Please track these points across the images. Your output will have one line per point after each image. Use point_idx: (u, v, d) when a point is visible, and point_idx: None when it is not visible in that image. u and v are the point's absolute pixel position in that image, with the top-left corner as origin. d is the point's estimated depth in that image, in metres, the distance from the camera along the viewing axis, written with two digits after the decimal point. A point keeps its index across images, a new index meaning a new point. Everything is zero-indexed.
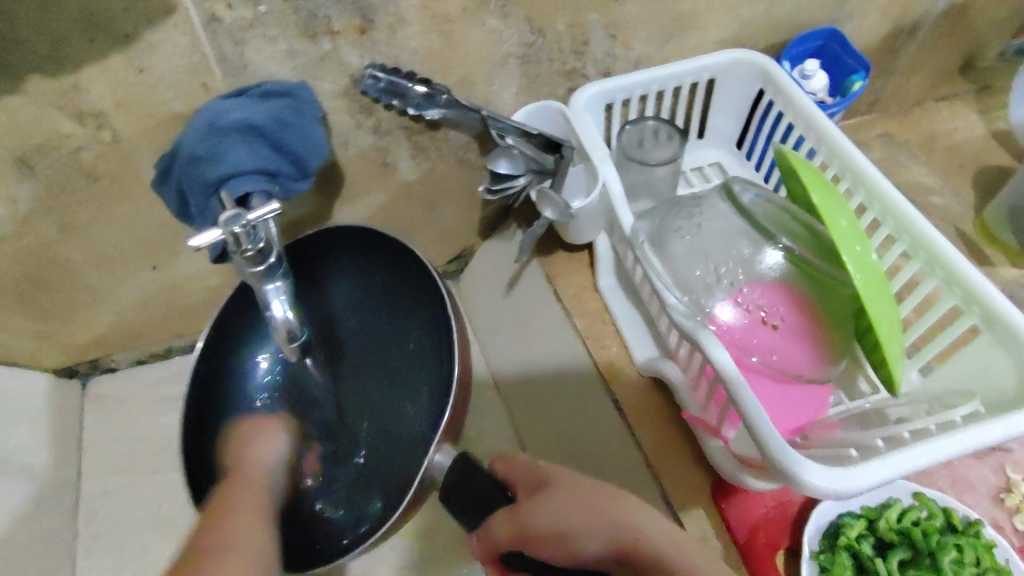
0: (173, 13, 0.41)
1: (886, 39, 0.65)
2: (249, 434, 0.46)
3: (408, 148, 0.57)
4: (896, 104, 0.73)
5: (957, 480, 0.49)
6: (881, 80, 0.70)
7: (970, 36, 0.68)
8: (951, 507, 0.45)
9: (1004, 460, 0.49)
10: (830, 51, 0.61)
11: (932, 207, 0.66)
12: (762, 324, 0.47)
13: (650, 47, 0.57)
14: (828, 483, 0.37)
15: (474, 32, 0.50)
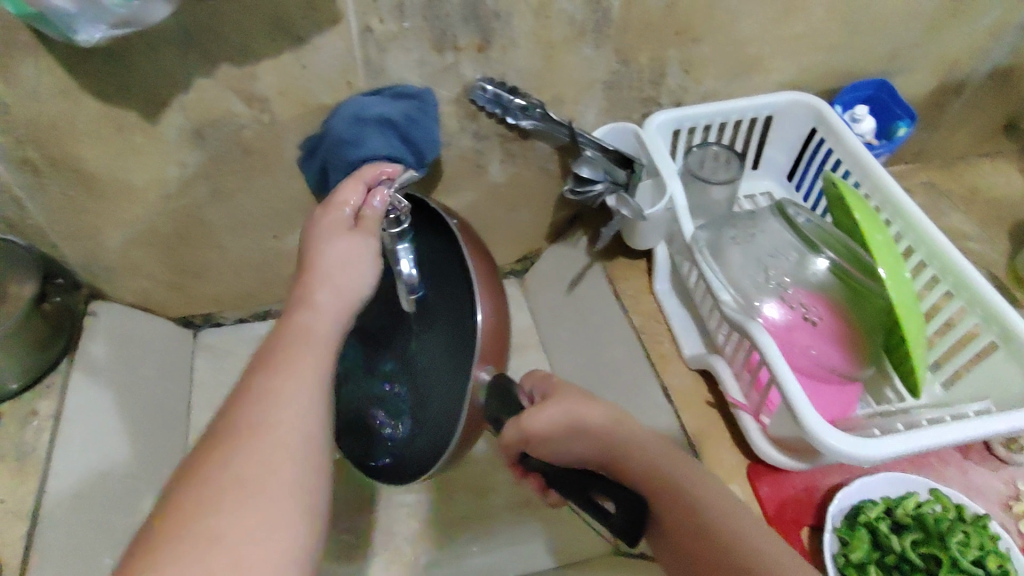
0: (339, 23, 0.51)
1: (933, 95, 0.72)
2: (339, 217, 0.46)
3: (500, 153, 0.66)
4: (941, 157, 0.80)
5: (971, 486, 0.54)
6: (927, 133, 0.77)
7: (1012, 99, 0.75)
8: (962, 504, 0.50)
9: (1015, 475, 0.54)
10: (879, 100, 0.69)
11: (968, 250, 0.72)
12: (803, 322, 0.54)
13: (717, 83, 0.65)
14: (846, 447, 0.44)
15: (570, 58, 0.59)
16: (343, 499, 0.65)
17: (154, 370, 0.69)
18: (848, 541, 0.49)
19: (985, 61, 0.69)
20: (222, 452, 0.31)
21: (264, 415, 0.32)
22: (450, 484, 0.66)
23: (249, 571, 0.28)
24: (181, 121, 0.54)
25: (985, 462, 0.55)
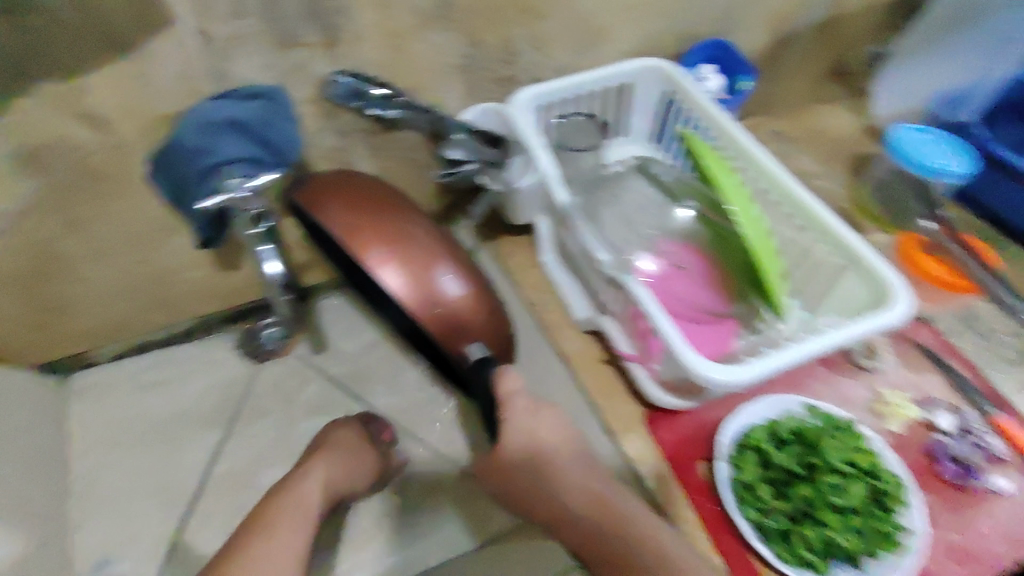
0: (169, 29, 0.49)
1: (768, 50, 0.78)
2: (333, 441, 0.64)
3: (367, 148, 0.65)
4: (786, 106, 0.87)
5: (841, 397, 0.59)
6: (770, 85, 0.83)
7: (842, 46, 0.82)
8: (834, 414, 0.55)
9: (877, 381, 0.60)
10: (718, 59, 0.74)
11: (815, 186, 0.79)
12: (675, 271, 0.57)
13: (569, 56, 0.68)
14: (718, 376, 0.46)
15: (421, 45, 0.59)
16: None
17: (24, 421, 0.61)
18: (738, 465, 0.52)
19: (807, 15, 0.76)
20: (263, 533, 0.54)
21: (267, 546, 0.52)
22: None
23: None
24: (8, 148, 0.49)
25: (849, 374, 0.60)
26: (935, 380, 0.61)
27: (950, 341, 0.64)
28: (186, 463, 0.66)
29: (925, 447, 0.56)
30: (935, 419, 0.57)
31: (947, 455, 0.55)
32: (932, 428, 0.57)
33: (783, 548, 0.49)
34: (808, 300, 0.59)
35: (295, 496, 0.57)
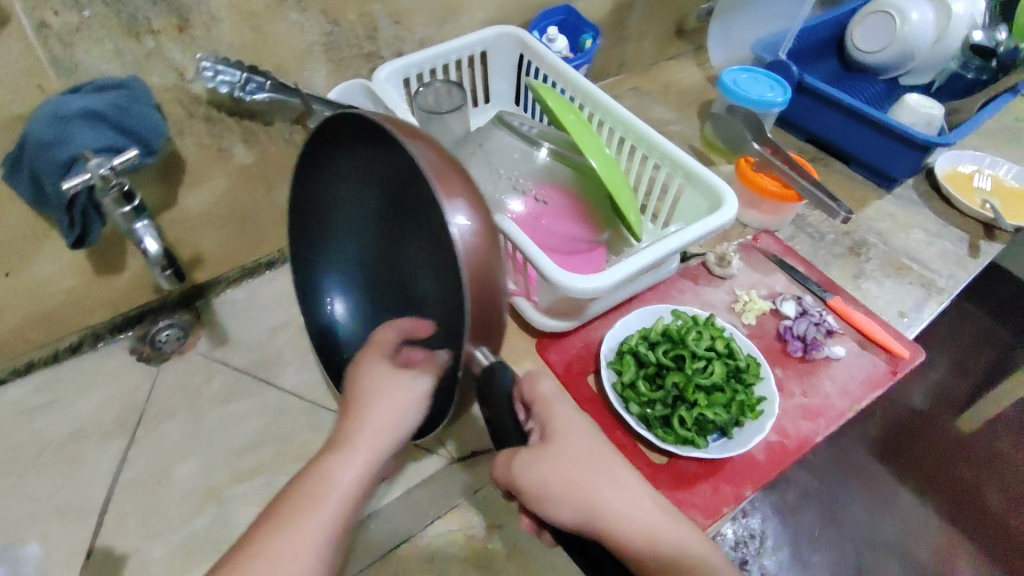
0: (7, 23, 0.48)
1: (615, 14, 0.86)
2: (381, 382, 0.44)
3: (241, 134, 0.67)
4: (640, 64, 0.96)
5: (705, 302, 0.67)
6: (623, 46, 0.91)
7: (678, 6, 0.91)
8: (696, 314, 0.62)
9: (733, 285, 0.69)
10: (570, 23, 0.81)
11: (671, 132, 0.89)
12: (542, 207, 0.63)
13: (429, 29, 0.72)
14: (578, 284, 0.52)
15: (280, 25, 0.61)
16: (175, 511, 0.62)
17: None
18: (619, 369, 0.58)
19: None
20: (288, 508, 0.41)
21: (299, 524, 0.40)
22: (281, 460, 0.66)
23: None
24: None
25: (708, 281, 0.69)
26: (779, 278, 0.70)
27: (789, 245, 0.76)
28: (89, 474, 0.64)
29: (775, 332, 0.65)
30: (781, 308, 0.66)
31: (793, 335, 0.64)
32: (780, 316, 0.66)
33: (664, 432, 0.55)
34: (665, 222, 0.68)
35: (330, 484, 0.41)
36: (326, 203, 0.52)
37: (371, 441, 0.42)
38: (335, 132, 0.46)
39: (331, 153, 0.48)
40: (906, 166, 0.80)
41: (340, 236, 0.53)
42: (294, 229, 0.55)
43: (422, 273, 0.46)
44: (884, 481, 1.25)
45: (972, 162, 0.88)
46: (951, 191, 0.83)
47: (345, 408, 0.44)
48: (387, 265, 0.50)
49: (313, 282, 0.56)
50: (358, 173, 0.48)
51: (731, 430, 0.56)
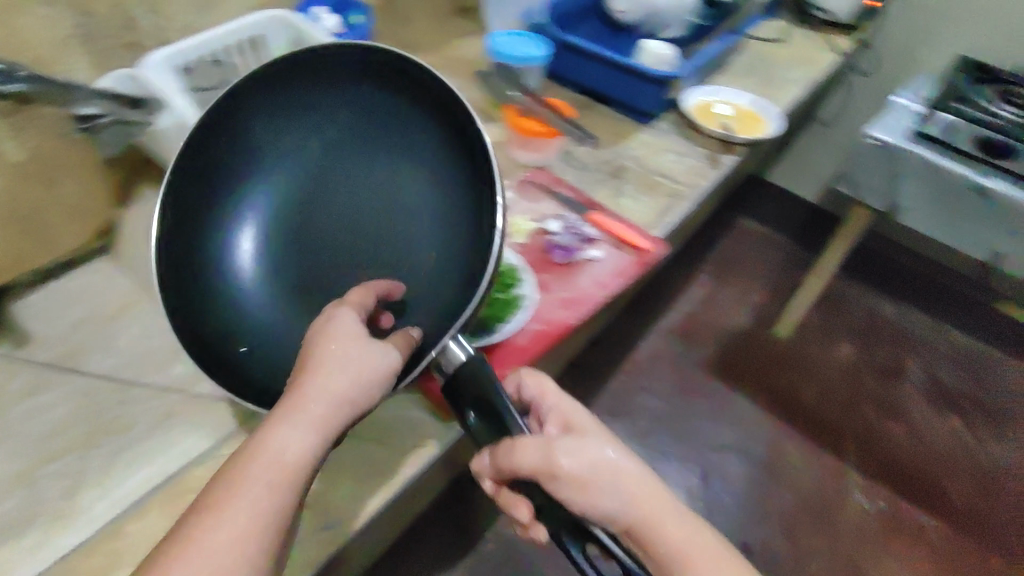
0: None
1: None
2: (351, 348, 0.45)
3: (5, 129, 0.66)
4: (424, 43, 1.07)
5: None
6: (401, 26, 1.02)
7: None
8: None
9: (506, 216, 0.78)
10: (338, 2, 0.89)
11: (454, 96, 0.99)
12: None
13: (190, 16, 0.78)
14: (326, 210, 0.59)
15: (28, 20, 0.63)
16: None
17: None
18: None
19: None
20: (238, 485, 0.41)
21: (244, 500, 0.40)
22: (92, 435, 0.66)
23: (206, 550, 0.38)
24: None
25: None
26: (547, 205, 0.80)
27: (559, 177, 0.85)
28: None
29: (541, 246, 0.75)
30: (545, 227, 0.76)
31: (555, 246, 0.74)
32: (545, 232, 0.76)
33: None
34: None
35: (263, 452, 0.42)
36: (263, 155, 0.60)
37: (327, 412, 0.43)
38: (341, 67, 0.59)
39: (288, 115, 0.60)
40: (652, 101, 0.96)
41: (260, 187, 0.60)
42: (176, 176, 0.57)
43: (354, 232, 0.58)
44: (719, 391, 1.46)
45: (713, 95, 1.05)
46: (694, 118, 0.98)
47: (302, 372, 0.45)
48: (319, 213, 0.59)
49: (212, 226, 0.58)
50: (331, 109, 0.60)
51: (495, 327, 0.65)
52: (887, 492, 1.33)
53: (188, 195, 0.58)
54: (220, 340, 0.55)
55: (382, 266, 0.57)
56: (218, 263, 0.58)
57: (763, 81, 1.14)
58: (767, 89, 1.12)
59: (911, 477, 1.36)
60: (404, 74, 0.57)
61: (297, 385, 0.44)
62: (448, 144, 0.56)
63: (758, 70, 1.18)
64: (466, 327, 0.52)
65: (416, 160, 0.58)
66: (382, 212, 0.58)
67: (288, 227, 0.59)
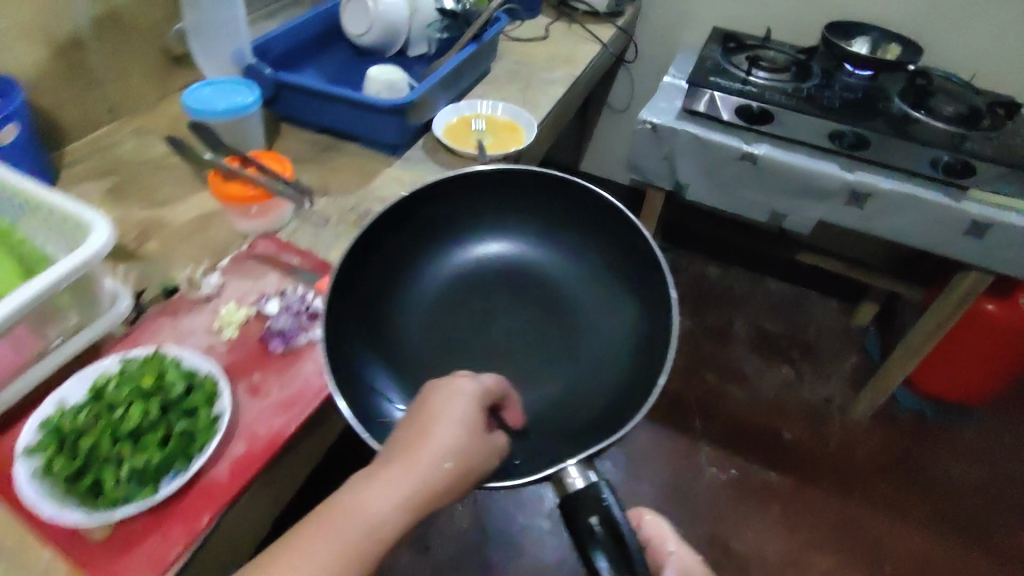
0: None
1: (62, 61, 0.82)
2: (442, 397, 0.47)
3: None
4: (139, 106, 0.96)
5: (180, 332, 0.62)
6: (98, 88, 0.88)
7: (145, 41, 0.92)
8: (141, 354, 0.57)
9: (215, 305, 0.65)
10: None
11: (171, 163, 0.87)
12: None
13: None
14: None
15: None
16: None
17: None
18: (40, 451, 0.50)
19: (74, 16, 0.81)
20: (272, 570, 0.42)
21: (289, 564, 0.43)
22: None
23: None
24: None
25: (191, 309, 0.65)
26: (271, 278, 0.69)
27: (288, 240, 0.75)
28: None
29: (258, 336, 0.63)
30: (264, 309, 0.65)
31: (273, 333, 0.63)
32: (263, 316, 0.65)
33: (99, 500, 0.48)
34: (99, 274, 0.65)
35: (359, 514, 0.44)
36: (474, 229, 0.68)
37: (446, 470, 0.45)
38: (582, 207, 0.66)
39: (447, 241, 0.67)
40: (391, 133, 0.89)
41: (414, 283, 0.64)
42: (358, 242, 0.59)
43: (525, 324, 0.63)
44: None
45: (469, 111, 1.01)
46: (447, 141, 0.93)
47: (407, 447, 0.46)
48: (503, 334, 0.62)
49: (445, 247, 0.67)
50: (537, 225, 0.68)
51: (188, 462, 0.51)
52: (732, 455, 1.41)
53: (488, 245, 0.68)
54: (366, 409, 0.51)
55: (514, 367, 0.59)
56: (373, 328, 0.59)
57: (523, 87, 1.12)
58: (528, 94, 1.10)
59: (752, 434, 1.45)
60: (621, 227, 0.63)
61: (382, 461, 0.46)
62: (609, 275, 0.64)
63: (518, 75, 1.16)
64: (623, 411, 0.51)
65: (577, 286, 0.65)
66: (553, 299, 0.64)
67: (485, 308, 0.64)
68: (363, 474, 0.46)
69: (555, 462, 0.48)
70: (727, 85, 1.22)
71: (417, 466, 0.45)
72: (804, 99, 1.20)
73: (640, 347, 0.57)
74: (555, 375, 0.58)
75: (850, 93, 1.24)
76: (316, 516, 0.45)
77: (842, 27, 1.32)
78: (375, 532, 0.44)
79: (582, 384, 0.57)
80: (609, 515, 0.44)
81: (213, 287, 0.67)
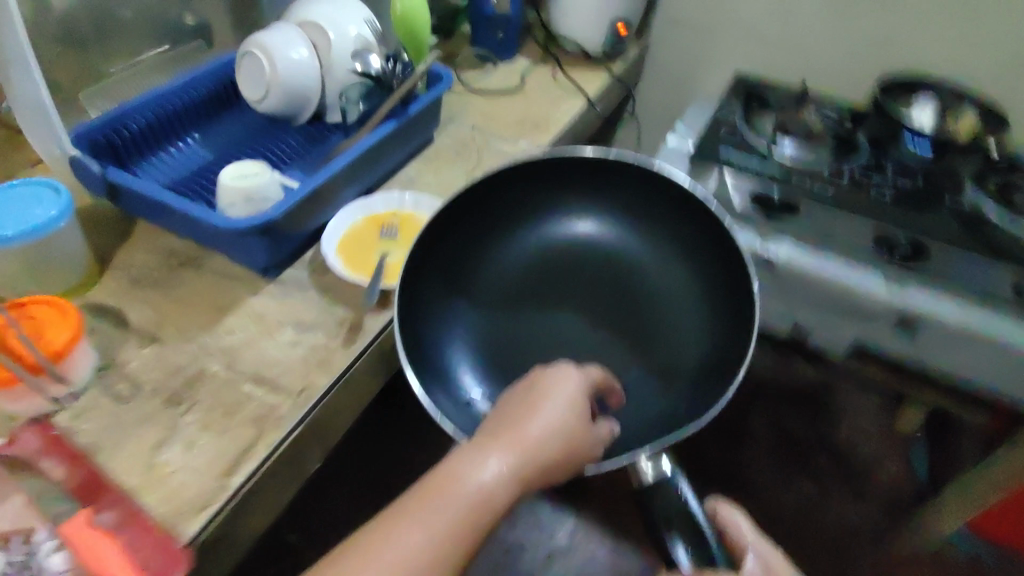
0: None
1: None
2: (551, 385, 0.51)
3: None
4: None
5: None
6: None
7: None
8: None
9: None
10: None
11: None
12: None
13: None
14: None
15: None
16: None
17: None
18: None
19: None
20: (377, 528, 0.45)
21: (394, 530, 0.44)
22: None
23: (370, 550, 0.43)
24: None
25: None
26: (9, 505, 0.52)
27: (62, 431, 0.56)
28: None
29: None
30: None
31: None
32: None
33: None
34: None
35: (466, 480, 0.46)
36: (570, 205, 0.68)
37: (548, 445, 0.48)
38: (681, 201, 0.64)
39: (562, 199, 0.69)
40: (258, 252, 0.67)
41: (494, 249, 0.66)
42: (428, 233, 0.61)
43: (617, 286, 0.65)
44: None
45: (384, 207, 0.77)
46: (340, 262, 0.70)
47: (512, 420, 0.49)
48: (618, 293, 0.64)
49: (543, 208, 0.68)
50: (641, 220, 0.67)
51: None
52: None
53: (581, 216, 0.68)
54: (433, 370, 0.57)
55: (608, 326, 0.63)
56: (467, 275, 0.64)
57: (470, 165, 0.88)
58: (473, 175, 0.87)
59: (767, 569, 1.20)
60: (721, 236, 0.61)
61: (492, 430, 0.49)
62: (688, 257, 0.63)
63: (470, 146, 0.92)
64: (716, 380, 0.55)
65: (655, 267, 0.65)
66: (624, 281, 0.65)
67: (563, 276, 0.66)
68: (492, 424, 0.49)
69: (629, 447, 0.55)
70: (737, 158, 0.96)
71: (506, 459, 0.47)
72: (846, 187, 0.93)
73: (714, 352, 0.58)
74: (625, 353, 0.61)
75: (908, 178, 0.95)
76: (437, 471, 0.47)
77: (901, 85, 1.02)
78: (481, 502, 0.46)
79: (665, 353, 0.60)
80: (682, 503, 0.54)
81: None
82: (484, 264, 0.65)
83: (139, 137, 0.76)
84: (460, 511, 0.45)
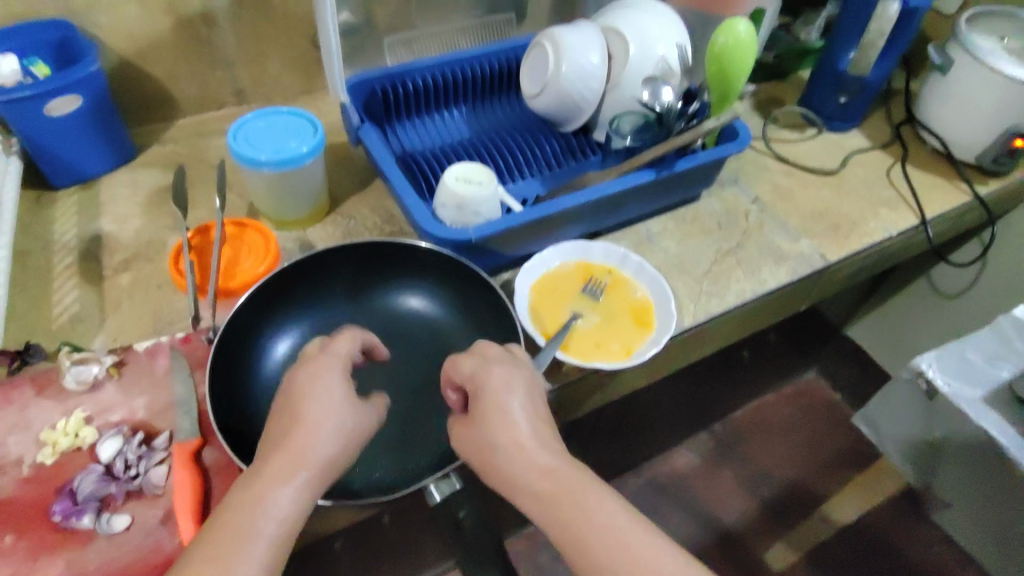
0: None
1: (182, 38, 0.74)
2: (304, 380, 0.44)
3: None
4: (282, 94, 0.86)
5: (19, 421, 0.53)
6: (229, 70, 0.79)
7: (297, 28, 0.79)
8: None
9: (76, 404, 0.54)
10: (72, 41, 0.66)
11: (240, 180, 0.76)
12: None
13: None
14: None
15: None
16: None
17: None
18: None
19: None
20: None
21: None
22: None
23: None
24: None
25: (54, 394, 0.54)
26: (156, 397, 0.55)
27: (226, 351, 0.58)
28: None
29: (63, 481, 0.50)
30: (98, 447, 0.51)
31: (72, 490, 0.49)
32: (93, 456, 0.51)
33: None
34: None
35: (259, 508, 0.38)
36: (355, 284, 0.60)
37: (331, 460, 0.41)
38: (465, 272, 0.58)
39: (379, 277, 0.61)
40: (486, 261, 0.64)
41: (320, 309, 0.58)
42: (274, 280, 0.55)
43: (435, 365, 0.58)
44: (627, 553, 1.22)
45: (603, 258, 0.67)
46: (530, 299, 0.63)
47: (274, 442, 0.41)
48: (429, 364, 0.58)
49: (351, 280, 0.60)
50: (433, 291, 0.60)
51: None
52: None
53: (407, 285, 0.61)
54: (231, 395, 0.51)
55: (425, 386, 0.57)
56: (273, 327, 0.56)
57: (726, 245, 0.73)
58: (723, 259, 0.72)
59: None
60: (496, 298, 0.57)
61: (261, 461, 0.41)
62: (485, 329, 0.58)
63: (736, 222, 0.76)
64: None
65: (456, 348, 0.58)
66: (433, 353, 0.58)
67: (395, 347, 0.58)
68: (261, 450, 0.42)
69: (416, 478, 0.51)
70: None
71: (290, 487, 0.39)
72: None
73: None
74: (422, 415, 0.55)
75: None
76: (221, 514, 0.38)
77: None
78: (286, 532, 0.38)
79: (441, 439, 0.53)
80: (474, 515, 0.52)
81: (90, 380, 0.55)
82: (247, 348, 0.54)
83: (414, 96, 0.77)
84: (267, 553, 0.37)
